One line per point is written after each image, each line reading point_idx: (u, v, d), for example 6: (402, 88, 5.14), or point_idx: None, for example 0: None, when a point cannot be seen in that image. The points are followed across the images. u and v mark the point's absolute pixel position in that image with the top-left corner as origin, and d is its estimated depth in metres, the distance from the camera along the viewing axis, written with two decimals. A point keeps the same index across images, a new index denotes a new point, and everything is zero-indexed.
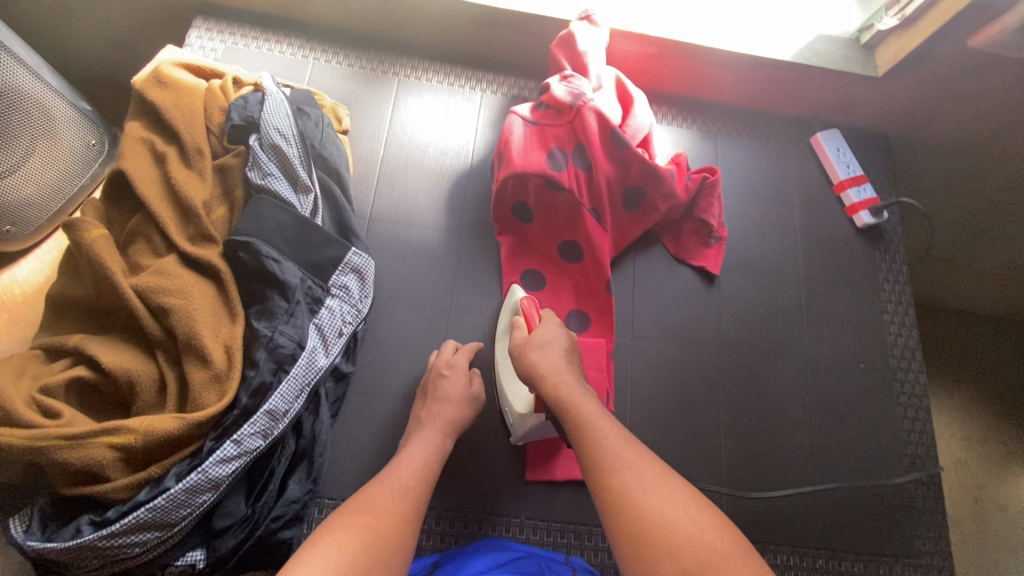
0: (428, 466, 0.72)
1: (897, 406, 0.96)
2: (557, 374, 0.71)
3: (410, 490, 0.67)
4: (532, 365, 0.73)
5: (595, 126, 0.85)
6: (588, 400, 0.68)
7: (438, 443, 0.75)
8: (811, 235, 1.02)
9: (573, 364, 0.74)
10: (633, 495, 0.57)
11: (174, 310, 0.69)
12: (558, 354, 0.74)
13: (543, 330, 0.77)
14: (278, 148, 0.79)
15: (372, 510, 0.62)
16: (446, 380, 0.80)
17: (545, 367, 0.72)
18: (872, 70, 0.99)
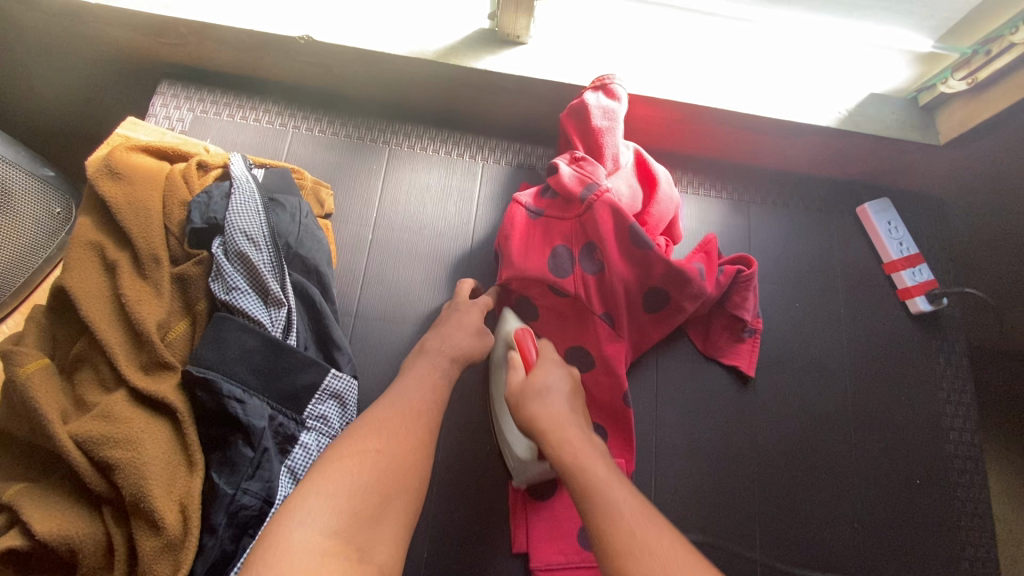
0: (441, 385, 0.66)
1: (958, 529, 0.83)
2: (559, 434, 0.59)
3: (421, 412, 0.61)
4: (536, 420, 0.61)
5: (609, 222, 0.74)
6: (587, 449, 0.57)
7: (445, 367, 0.68)
8: (857, 323, 0.90)
9: (578, 416, 0.63)
10: (628, 545, 0.47)
11: (119, 465, 0.59)
12: (562, 403, 0.63)
13: (540, 374, 0.66)
14: (244, 257, 0.68)
15: (385, 439, 0.56)
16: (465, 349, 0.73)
17: (546, 419, 0.61)
18: (933, 137, 0.86)
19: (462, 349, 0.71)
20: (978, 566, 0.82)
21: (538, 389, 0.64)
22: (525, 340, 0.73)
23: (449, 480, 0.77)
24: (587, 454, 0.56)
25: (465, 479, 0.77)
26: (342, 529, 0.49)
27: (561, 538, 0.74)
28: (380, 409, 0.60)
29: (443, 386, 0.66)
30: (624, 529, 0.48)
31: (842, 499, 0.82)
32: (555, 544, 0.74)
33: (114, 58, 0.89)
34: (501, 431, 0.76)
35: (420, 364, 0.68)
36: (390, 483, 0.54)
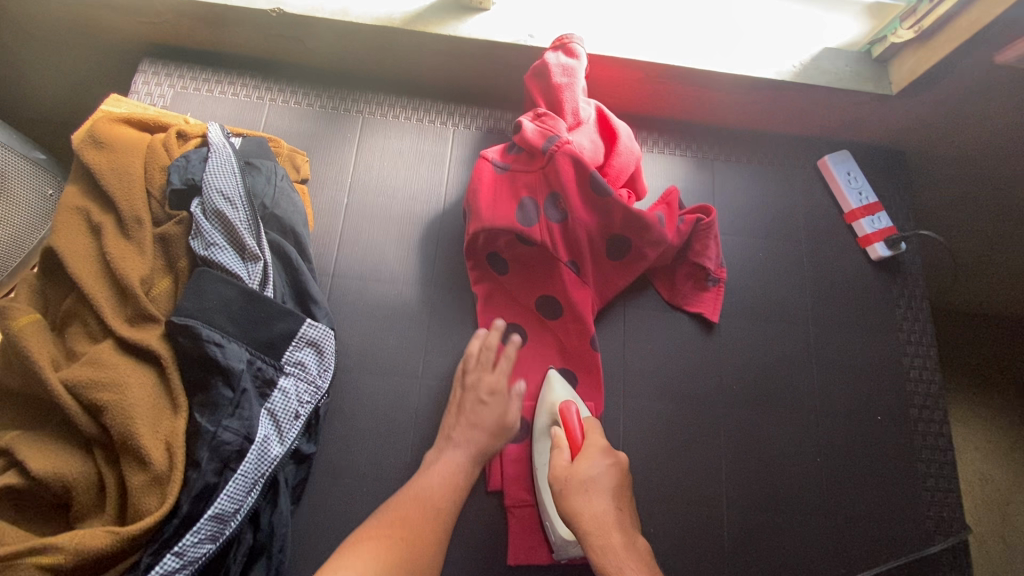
0: (460, 473, 0.68)
1: (919, 462, 0.86)
2: (604, 540, 0.61)
3: (442, 505, 0.64)
4: (580, 512, 0.64)
5: (570, 172, 0.77)
6: (623, 550, 0.61)
7: (465, 464, 0.69)
8: (820, 270, 0.93)
9: (620, 513, 0.65)
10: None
11: (109, 407, 0.63)
12: (604, 497, 0.65)
13: (584, 471, 0.67)
14: (222, 214, 0.72)
15: (406, 525, 0.59)
16: (485, 406, 0.72)
17: (590, 517, 0.63)
18: (886, 87, 0.89)
19: (485, 426, 0.71)
20: (939, 496, 0.84)
21: (582, 483, 0.66)
22: (570, 414, 0.74)
23: (426, 427, 0.80)
24: (626, 558, 0.60)
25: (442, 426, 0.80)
26: None
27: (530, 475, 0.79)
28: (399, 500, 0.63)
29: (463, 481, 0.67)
30: None
31: (806, 435, 0.85)
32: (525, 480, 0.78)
33: (96, 41, 0.93)
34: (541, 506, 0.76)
35: (445, 457, 0.69)
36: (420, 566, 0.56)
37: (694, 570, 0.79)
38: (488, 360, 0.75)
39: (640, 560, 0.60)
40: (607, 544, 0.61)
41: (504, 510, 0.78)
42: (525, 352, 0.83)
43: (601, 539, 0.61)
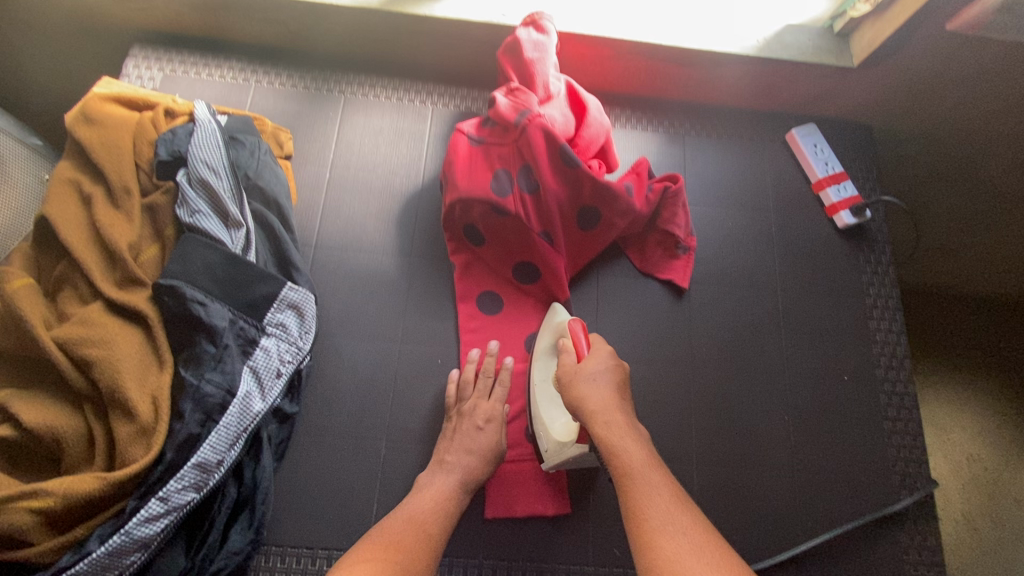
0: (450, 497, 0.71)
1: (885, 420, 0.88)
2: (605, 418, 0.65)
3: (431, 527, 0.66)
4: (582, 397, 0.67)
5: (541, 144, 0.79)
6: (625, 428, 0.64)
7: (455, 496, 0.71)
8: (788, 238, 0.96)
9: (621, 400, 0.67)
10: (650, 528, 0.53)
11: (97, 362, 0.66)
12: (607, 389, 0.68)
13: (587, 367, 0.70)
14: (207, 184, 0.76)
15: (400, 548, 0.60)
16: (480, 432, 0.77)
17: (593, 403, 0.66)
18: (847, 60, 0.92)
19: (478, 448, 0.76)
20: (905, 453, 0.86)
21: (586, 373, 0.69)
22: (577, 331, 0.76)
23: (404, 389, 0.83)
24: (628, 438, 0.63)
25: (419, 387, 0.83)
26: None
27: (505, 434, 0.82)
28: (390, 525, 0.64)
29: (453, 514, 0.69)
30: (646, 511, 0.55)
31: (774, 396, 0.88)
32: None
33: (88, 29, 0.97)
34: (538, 413, 0.78)
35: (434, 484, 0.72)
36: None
37: None
38: (484, 386, 0.81)
39: (638, 436, 0.63)
40: (608, 420, 0.64)
41: None
42: (501, 319, 0.86)
43: (602, 419, 0.65)
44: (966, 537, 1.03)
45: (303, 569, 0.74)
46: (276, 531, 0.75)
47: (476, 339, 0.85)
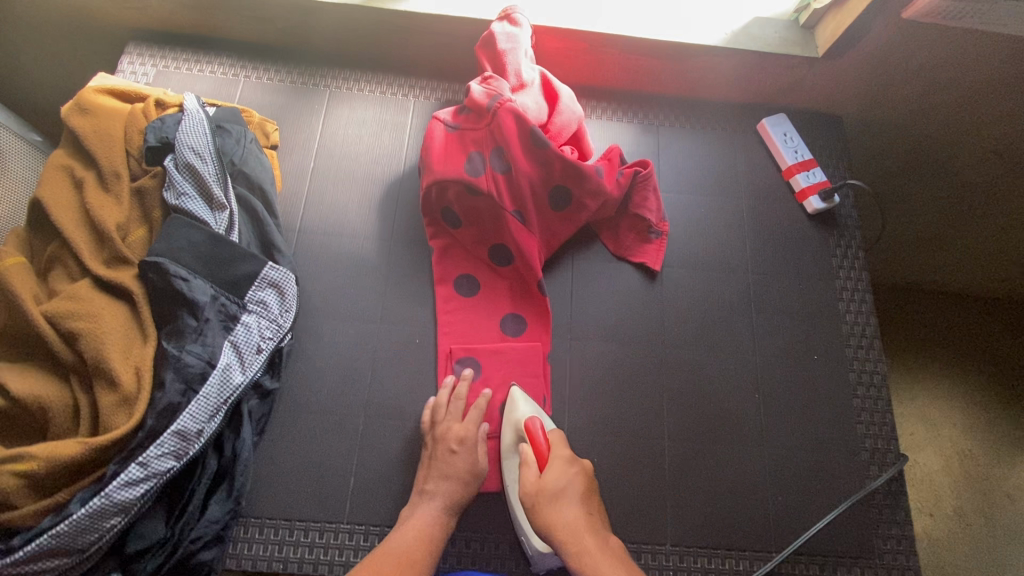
0: (432, 527, 0.72)
1: (854, 398, 0.89)
2: (578, 544, 0.63)
3: (416, 561, 0.67)
4: (554, 524, 0.65)
5: (513, 127, 0.83)
6: (598, 551, 0.62)
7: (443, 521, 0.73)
8: (759, 223, 0.99)
9: (594, 523, 0.66)
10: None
11: (83, 334, 0.69)
12: (575, 506, 0.67)
13: (551, 483, 0.69)
14: (192, 168, 0.79)
15: None
16: (455, 456, 0.77)
17: (563, 525, 0.65)
18: (812, 50, 0.96)
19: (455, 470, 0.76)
20: (874, 430, 0.88)
21: (552, 492, 0.68)
22: (535, 429, 0.76)
23: (381, 367, 0.85)
24: (603, 559, 0.61)
25: (396, 366, 0.85)
26: None
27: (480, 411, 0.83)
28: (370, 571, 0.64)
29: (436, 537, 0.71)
30: None
31: (747, 375, 0.90)
32: None
33: (86, 28, 1.02)
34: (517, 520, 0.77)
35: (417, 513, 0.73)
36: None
37: (637, 499, 0.83)
38: (458, 410, 0.81)
39: (614, 557, 0.62)
40: (587, 553, 0.62)
41: None
42: (477, 300, 0.89)
43: (580, 545, 0.63)
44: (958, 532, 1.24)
45: (283, 540, 0.76)
46: (255, 503, 0.77)
47: (454, 318, 0.87)
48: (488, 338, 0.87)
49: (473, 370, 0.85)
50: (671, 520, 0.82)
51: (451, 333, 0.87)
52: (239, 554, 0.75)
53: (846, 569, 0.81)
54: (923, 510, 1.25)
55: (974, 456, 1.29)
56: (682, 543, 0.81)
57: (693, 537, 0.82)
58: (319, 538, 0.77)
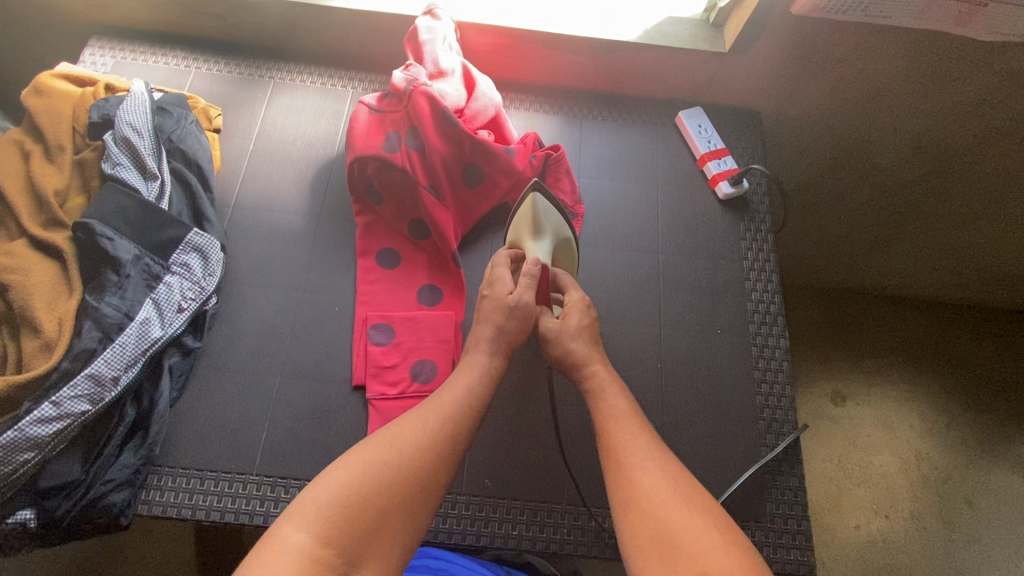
0: (478, 370, 0.76)
1: (754, 370, 0.93)
2: (591, 371, 0.79)
3: (442, 416, 0.69)
4: (569, 351, 0.80)
5: (426, 108, 0.90)
6: (604, 378, 0.78)
7: (482, 367, 0.76)
8: (673, 207, 1.04)
9: (596, 351, 0.81)
10: (626, 460, 0.68)
11: (13, 286, 0.76)
12: (589, 340, 0.82)
13: (570, 318, 0.82)
14: (129, 141, 0.86)
15: (395, 445, 0.64)
16: (490, 298, 0.82)
17: (577, 354, 0.80)
18: (720, 46, 1.03)
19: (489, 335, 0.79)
20: (773, 401, 0.92)
21: (572, 325, 0.82)
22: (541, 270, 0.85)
23: (300, 332, 0.90)
24: (609, 384, 0.78)
25: (313, 331, 0.90)
26: (330, 527, 0.56)
27: (389, 374, 0.87)
28: (406, 422, 0.68)
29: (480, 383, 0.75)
30: (629, 443, 0.70)
31: (653, 347, 0.94)
32: (387, 379, 0.87)
33: (50, 24, 1.10)
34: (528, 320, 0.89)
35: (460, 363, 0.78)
36: (403, 482, 0.61)
37: (538, 459, 0.86)
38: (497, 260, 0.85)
39: (615, 383, 0.78)
40: (595, 375, 0.78)
41: (366, 404, 0.86)
42: (397, 272, 0.94)
43: (590, 370, 0.79)
44: (915, 534, 1.28)
45: (193, 488, 0.80)
46: (171, 454, 0.82)
47: (373, 289, 0.93)
48: (406, 306, 0.92)
49: (387, 336, 0.90)
50: (572, 482, 0.85)
51: (369, 302, 0.92)
52: (149, 500, 0.79)
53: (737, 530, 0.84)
54: (877, 511, 1.29)
55: (933, 457, 1.34)
56: (580, 503, 0.84)
57: (591, 499, 0.85)
58: (227, 488, 0.80)
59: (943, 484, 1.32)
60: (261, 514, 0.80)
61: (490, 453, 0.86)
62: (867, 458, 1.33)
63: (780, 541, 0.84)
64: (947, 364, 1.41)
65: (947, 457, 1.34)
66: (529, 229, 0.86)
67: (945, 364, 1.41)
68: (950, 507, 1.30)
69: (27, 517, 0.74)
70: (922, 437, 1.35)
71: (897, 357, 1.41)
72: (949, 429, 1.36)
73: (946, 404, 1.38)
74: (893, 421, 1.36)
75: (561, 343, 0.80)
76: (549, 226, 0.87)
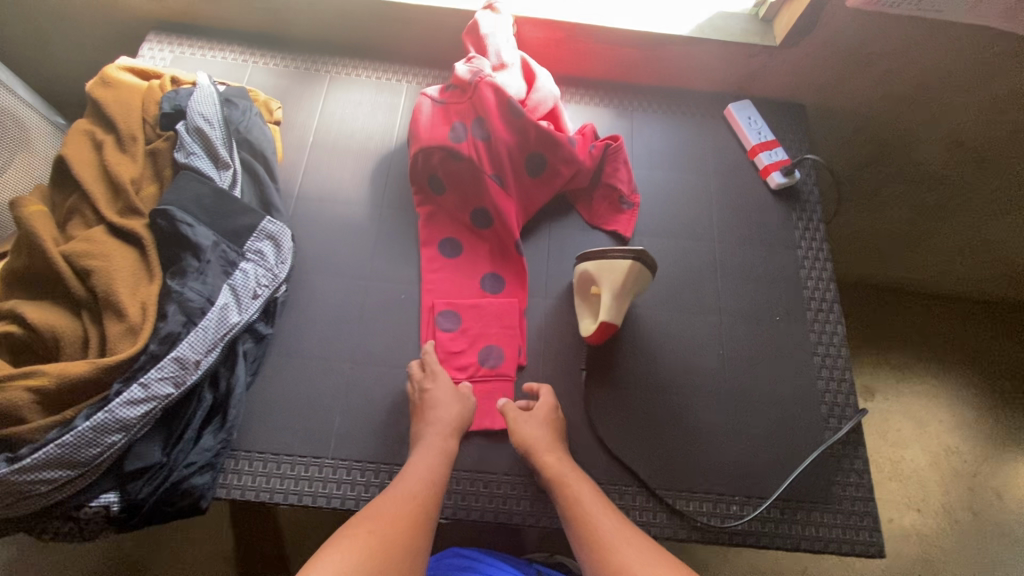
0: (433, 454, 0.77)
1: (814, 356, 0.95)
2: (548, 455, 0.78)
3: (417, 495, 0.70)
4: (527, 440, 0.79)
5: (493, 99, 0.92)
6: (564, 464, 0.78)
7: (439, 450, 0.77)
8: (725, 198, 1.05)
9: (557, 442, 0.81)
10: (601, 544, 0.67)
11: (96, 271, 0.77)
12: (546, 429, 0.81)
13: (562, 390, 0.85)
14: (201, 131, 0.88)
15: (381, 522, 0.65)
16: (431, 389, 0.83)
17: (535, 440, 0.80)
18: (771, 40, 1.06)
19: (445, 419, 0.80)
20: (833, 384, 0.93)
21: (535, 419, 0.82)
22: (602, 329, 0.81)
23: (367, 319, 0.91)
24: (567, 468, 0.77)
25: (381, 317, 0.91)
26: None
27: (457, 358, 0.89)
28: (380, 511, 0.66)
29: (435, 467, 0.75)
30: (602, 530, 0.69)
31: (713, 334, 0.95)
32: (455, 363, 0.89)
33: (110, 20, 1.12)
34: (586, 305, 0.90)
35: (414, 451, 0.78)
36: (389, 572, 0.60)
37: (608, 443, 0.86)
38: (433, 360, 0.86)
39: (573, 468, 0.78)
40: (555, 460, 0.78)
41: None
42: (460, 261, 0.96)
43: (550, 454, 0.79)
44: (945, 526, 1.28)
45: (271, 472, 0.81)
46: (247, 438, 0.83)
47: (438, 277, 0.94)
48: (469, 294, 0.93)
49: (454, 323, 0.91)
50: (643, 466, 0.85)
51: (434, 291, 0.93)
52: (228, 484, 0.79)
53: (806, 513, 0.84)
54: (910, 505, 1.29)
55: (966, 450, 1.35)
56: (650, 486, 0.84)
57: (659, 482, 0.85)
58: (304, 471, 0.81)
59: (972, 478, 1.32)
60: (338, 497, 0.80)
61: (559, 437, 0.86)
62: (897, 452, 1.33)
63: (848, 522, 0.84)
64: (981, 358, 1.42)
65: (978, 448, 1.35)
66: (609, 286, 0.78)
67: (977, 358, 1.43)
68: (980, 499, 1.31)
69: (110, 500, 0.74)
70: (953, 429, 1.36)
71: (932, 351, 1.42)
72: (980, 421, 1.37)
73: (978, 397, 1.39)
74: (926, 411, 1.37)
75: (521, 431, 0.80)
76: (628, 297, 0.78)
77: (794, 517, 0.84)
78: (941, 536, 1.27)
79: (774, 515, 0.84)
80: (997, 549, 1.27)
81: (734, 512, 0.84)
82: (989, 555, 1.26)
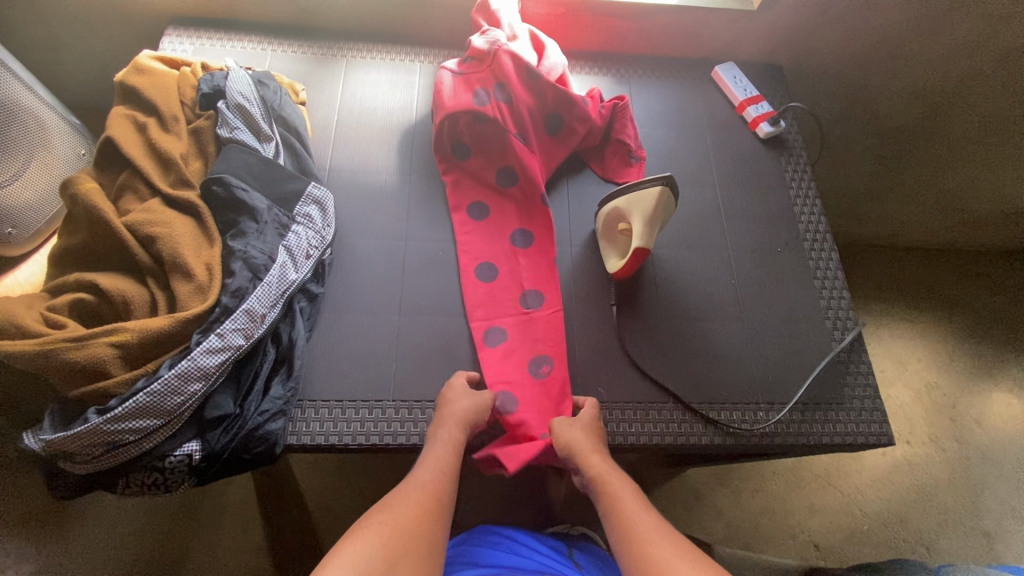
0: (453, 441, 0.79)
1: (814, 280, 1.05)
2: (584, 454, 0.80)
3: (428, 485, 0.72)
4: (572, 443, 0.81)
5: (511, 65, 1.01)
6: (602, 462, 0.79)
7: (457, 441, 0.79)
8: (721, 149, 1.16)
9: (600, 444, 0.82)
10: (635, 535, 0.68)
11: (161, 237, 0.81)
12: (585, 429, 0.83)
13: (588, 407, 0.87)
14: (242, 107, 0.93)
15: (393, 508, 0.67)
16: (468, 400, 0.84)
17: (576, 444, 0.81)
18: (749, 4, 1.21)
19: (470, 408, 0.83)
20: (834, 303, 1.04)
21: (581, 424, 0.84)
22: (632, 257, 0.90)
23: (410, 275, 0.98)
24: (604, 466, 0.78)
25: (423, 271, 0.98)
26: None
27: (495, 305, 0.96)
28: (393, 502, 0.68)
29: (446, 454, 0.77)
30: (633, 524, 0.69)
31: (724, 268, 1.05)
32: (497, 308, 0.96)
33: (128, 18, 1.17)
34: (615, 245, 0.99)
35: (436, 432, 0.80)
36: (405, 555, 0.61)
37: (643, 368, 0.94)
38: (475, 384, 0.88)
39: (614, 469, 0.79)
40: (594, 460, 0.79)
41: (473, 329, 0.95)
42: (490, 219, 1.03)
43: (591, 453, 0.80)
44: (933, 456, 1.38)
45: (337, 417, 0.86)
46: (311, 388, 0.88)
47: (469, 237, 1.01)
48: (510, 342, 0.93)
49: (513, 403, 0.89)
50: (677, 386, 0.93)
51: (467, 249, 1.00)
52: (297, 431, 0.84)
53: (824, 412, 0.94)
54: (901, 438, 1.40)
55: (948, 381, 1.46)
56: (686, 400, 0.92)
57: (692, 397, 0.93)
58: (369, 414, 0.87)
59: (952, 409, 1.43)
60: (403, 434, 0.86)
61: (599, 366, 0.94)
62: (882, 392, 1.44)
63: (861, 417, 0.94)
64: (953, 293, 1.55)
65: (957, 378, 1.47)
66: (639, 214, 0.88)
67: (949, 297, 1.55)
68: (962, 429, 1.41)
69: (193, 449, 0.77)
70: (934, 360, 1.48)
71: (908, 288, 1.55)
72: (956, 351, 1.50)
73: (954, 327, 1.52)
74: (907, 348, 1.49)
75: (567, 434, 0.82)
76: (657, 223, 0.88)
77: (814, 416, 0.93)
78: (930, 463, 1.37)
79: (796, 416, 0.93)
80: (982, 471, 1.37)
81: (761, 417, 0.93)
82: (976, 475, 1.37)
